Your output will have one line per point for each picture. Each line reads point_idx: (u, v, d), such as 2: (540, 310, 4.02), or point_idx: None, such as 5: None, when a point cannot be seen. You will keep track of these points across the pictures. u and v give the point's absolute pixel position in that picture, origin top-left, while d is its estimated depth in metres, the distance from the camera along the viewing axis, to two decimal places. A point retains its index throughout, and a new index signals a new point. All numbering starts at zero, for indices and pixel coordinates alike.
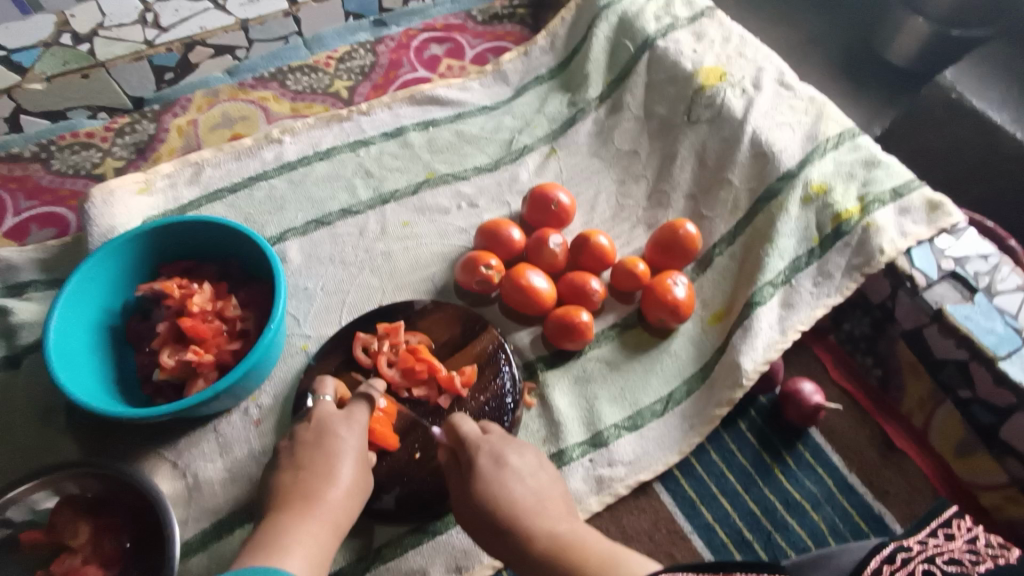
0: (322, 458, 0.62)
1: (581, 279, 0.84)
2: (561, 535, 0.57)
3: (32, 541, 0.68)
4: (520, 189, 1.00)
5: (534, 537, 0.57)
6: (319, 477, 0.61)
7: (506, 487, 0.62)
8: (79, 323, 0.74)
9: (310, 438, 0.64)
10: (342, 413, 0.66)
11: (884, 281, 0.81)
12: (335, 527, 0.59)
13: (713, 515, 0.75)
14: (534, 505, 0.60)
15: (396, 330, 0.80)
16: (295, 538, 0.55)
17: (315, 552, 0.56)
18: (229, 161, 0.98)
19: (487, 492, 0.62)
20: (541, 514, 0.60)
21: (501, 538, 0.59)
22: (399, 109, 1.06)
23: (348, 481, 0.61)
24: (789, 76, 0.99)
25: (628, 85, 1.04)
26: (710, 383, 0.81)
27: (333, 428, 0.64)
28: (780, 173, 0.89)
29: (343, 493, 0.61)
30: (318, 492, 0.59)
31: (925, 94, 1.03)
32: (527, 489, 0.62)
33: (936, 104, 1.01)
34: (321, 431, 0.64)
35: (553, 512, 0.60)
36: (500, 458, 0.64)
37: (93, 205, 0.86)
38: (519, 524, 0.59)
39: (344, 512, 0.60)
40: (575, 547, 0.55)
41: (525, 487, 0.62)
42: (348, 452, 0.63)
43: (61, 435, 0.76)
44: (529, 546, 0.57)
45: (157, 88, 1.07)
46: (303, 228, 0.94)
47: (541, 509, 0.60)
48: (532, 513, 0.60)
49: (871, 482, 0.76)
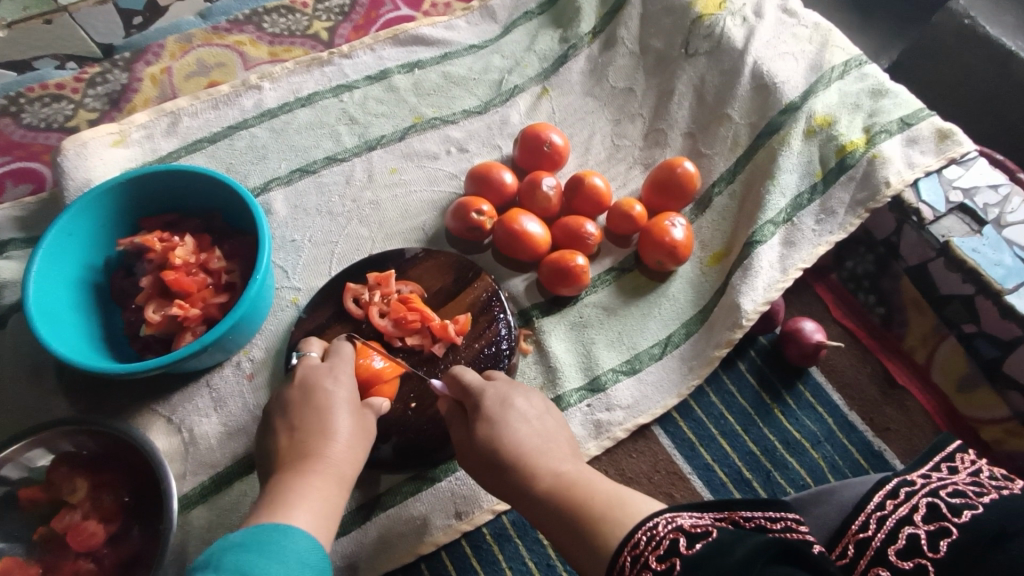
0: (318, 413, 0.61)
1: (576, 222, 0.81)
2: (567, 476, 0.55)
3: (31, 499, 0.68)
4: (511, 132, 0.96)
5: (538, 479, 0.56)
6: (316, 435, 0.59)
7: (510, 430, 0.60)
8: (59, 280, 0.72)
9: (305, 395, 0.62)
10: (333, 373, 0.65)
11: (889, 216, 0.78)
12: (341, 479, 0.58)
13: (712, 455, 0.74)
14: (537, 447, 0.59)
15: (387, 279, 0.78)
16: (300, 493, 0.54)
17: (324, 505, 0.54)
18: (206, 110, 0.94)
19: (490, 436, 0.60)
20: (546, 455, 0.58)
21: (504, 478, 0.58)
22: (382, 51, 1.01)
23: (346, 433, 0.60)
24: (792, 3, 0.93)
25: (622, 18, 0.99)
26: (709, 325, 0.79)
27: (326, 388, 0.63)
28: (783, 105, 0.85)
29: (344, 446, 0.59)
30: (316, 450, 0.58)
31: (936, 20, 0.97)
32: (531, 431, 0.60)
33: (946, 31, 0.96)
34: (315, 389, 0.63)
35: (559, 452, 0.58)
36: (505, 401, 0.62)
37: (66, 158, 0.83)
38: (523, 466, 0.57)
39: (348, 463, 0.59)
40: (581, 487, 0.54)
41: (529, 429, 0.60)
42: (341, 411, 0.62)
43: (52, 394, 0.75)
44: (533, 487, 0.56)
45: (126, 34, 1.00)
46: (287, 177, 0.91)
47: (546, 448, 0.59)
48: (538, 454, 0.58)
49: (871, 420, 0.76)
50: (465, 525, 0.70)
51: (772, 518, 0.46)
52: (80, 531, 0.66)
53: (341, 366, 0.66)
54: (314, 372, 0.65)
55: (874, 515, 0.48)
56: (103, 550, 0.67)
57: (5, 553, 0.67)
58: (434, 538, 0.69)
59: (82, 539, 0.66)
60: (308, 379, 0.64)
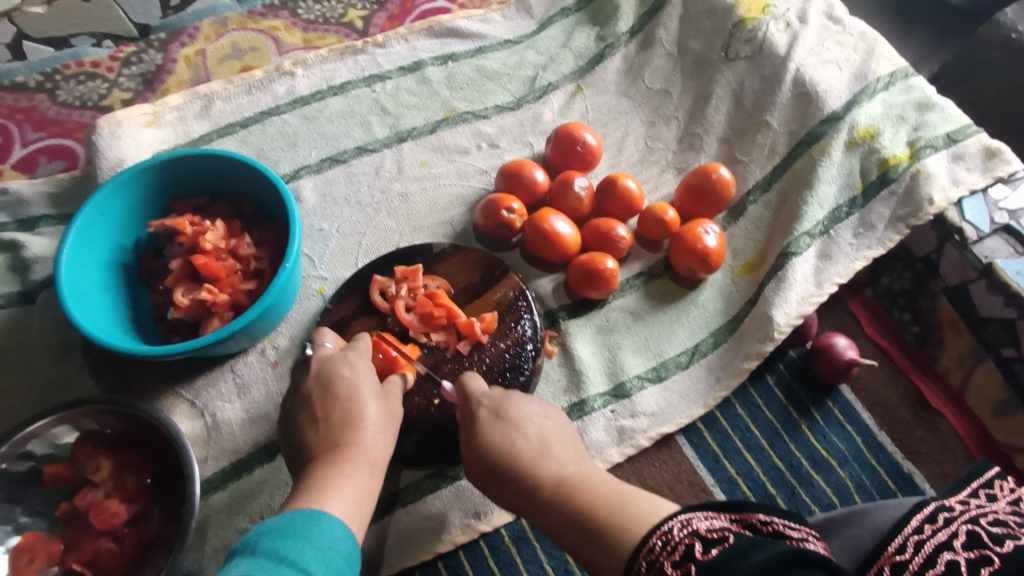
0: (338, 403, 0.61)
1: (607, 225, 0.80)
2: (566, 479, 0.55)
3: (55, 475, 0.69)
4: (544, 130, 0.94)
5: (540, 483, 0.56)
6: (344, 425, 0.60)
7: (510, 437, 0.59)
8: (90, 259, 0.72)
9: (321, 388, 0.63)
10: (349, 361, 0.65)
11: (931, 234, 0.77)
12: (372, 466, 0.59)
13: (736, 469, 0.73)
14: (536, 451, 0.58)
15: (414, 273, 0.78)
16: (335, 484, 0.56)
17: (357, 494, 0.56)
18: (239, 95, 0.93)
19: (492, 444, 0.60)
20: (546, 459, 0.57)
21: (510, 488, 0.57)
22: (416, 42, 1.00)
23: (375, 420, 0.61)
24: (838, 9, 0.91)
25: (661, 17, 0.97)
26: (738, 335, 0.78)
27: (346, 375, 0.63)
28: (825, 115, 0.83)
29: (374, 433, 0.60)
30: (347, 439, 0.59)
31: (982, 32, 0.95)
32: (530, 435, 0.60)
33: (993, 44, 0.94)
34: (332, 378, 0.63)
35: (559, 454, 0.58)
36: (499, 411, 0.62)
37: (101, 137, 0.83)
38: (525, 472, 0.57)
39: (379, 448, 0.60)
40: (583, 488, 0.53)
41: (528, 435, 0.60)
42: (368, 397, 0.62)
43: (78, 372, 0.76)
44: (537, 491, 0.55)
45: (162, 15, 1.02)
46: (317, 165, 0.90)
47: (546, 450, 0.58)
48: (537, 459, 0.57)
49: (901, 441, 0.74)
50: (484, 525, 0.70)
51: (790, 527, 0.45)
52: (103, 510, 0.66)
53: (356, 354, 0.66)
54: (330, 360, 0.65)
55: (911, 538, 0.46)
56: (124, 531, 0.67)
57: (27, 528, 0.68)
58: (452, 537, 0.69)
59: (104, 518, 0.66)
60: (322, 370, 0.64)
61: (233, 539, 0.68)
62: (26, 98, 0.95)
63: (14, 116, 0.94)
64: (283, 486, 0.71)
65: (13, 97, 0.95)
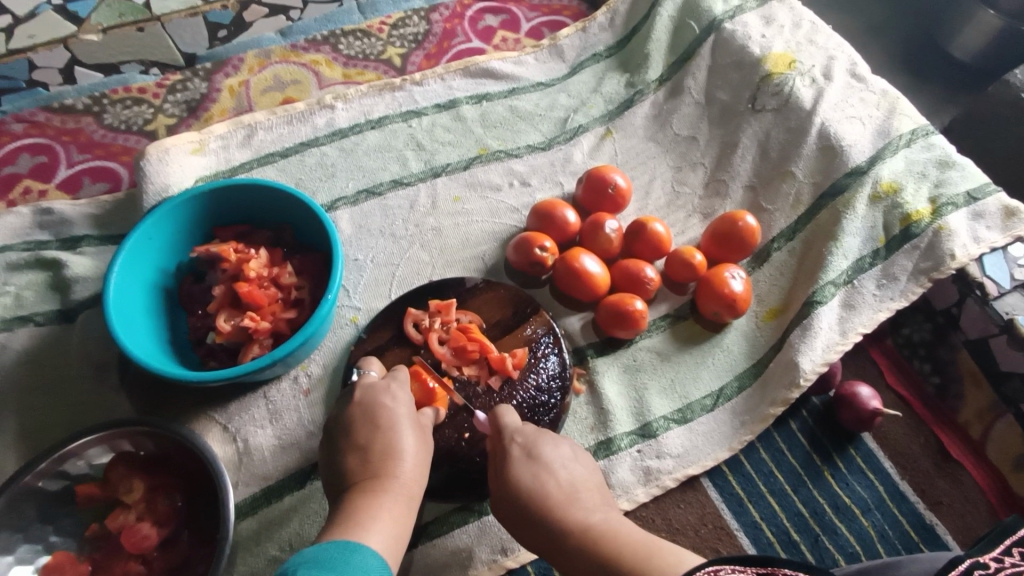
0: (379, 434, 0.64)
1: (636, 267, 0.82)
2: (591, 527, 0.57)
3: (88, 496, 0.69)
4: (574, 170, 0.97)
5: (566, 528, 0.58)
6: (384, 457, 0.62)
7: (540, 480, 0.61)
8: (135, 284, 0.75)
9: (362, 417, 0.65)
10: (390, 391, 0.67)
11: (952, 288, 0.79)
12: (409, 499, 0.61)
13: (760, 513, 0.74)
14: (564, 496, 0.60)
15: (448, 307, 0.80)
16: (375, 517, 0.57)
17: (395, 527, 0.58)
18: (281, 125, 0.96)
19: (521, 485, 0.61)
20: (574, 505, 0.60)
21: (535, 530, 0.60)
22: (451, 81, 1.04)
23: (413, 452, 0.63)
24: (861, 67, 0.95)
25: (690, 68, 1.01)
26: (763, 380, 0.80)
27: (387, 406, 0.66)
28: (849, 168, 0.86)
29: (412, 466, 0.63)
30: (387, 471, 0.61)
31: (992, 92, 0.99)
32: (559, 479, 0.62)
33: (1002, 103, 0.97)
34: (374, 408, 0.66)
35: (586, 501, 0.60)
36: (532, 450, 0.64)
37: (150, 162, 0.86)
38: (553, 517, 0.59)
39: (416, 481, 0.62)
40: (609, 538, 0.55)
41: (558, 479, 0.62)
42: (406, 430, 0.64)
43: (114, 392, 0.77)
44: (563, 536, 0.58)
45: (209, 45, 1.07)
46: (354, 197, 0.93)
47: (574, 496, 0.60)
48: (565, 504, 0.60)
49: (923, 491, 0.75)
50: (510, 562, 0.70)
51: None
52: (134, 533, 0.67)
53: (397, 384, 0.69)
54: (373, 389, 0.68)
55: None
56: (153, 554, 0.67)
57: (57, 547, 0.68)
58: (478, 573, 0.70)
59: (135, 541, 0.66)
60: (366, 398, 0.67)
61: (261, 566, 0.69)
62: (73, 120, 0.98)
63: (61, 137, 0.96)
64: (313, 514, 0.71)
65: (61, 119, 0.98)
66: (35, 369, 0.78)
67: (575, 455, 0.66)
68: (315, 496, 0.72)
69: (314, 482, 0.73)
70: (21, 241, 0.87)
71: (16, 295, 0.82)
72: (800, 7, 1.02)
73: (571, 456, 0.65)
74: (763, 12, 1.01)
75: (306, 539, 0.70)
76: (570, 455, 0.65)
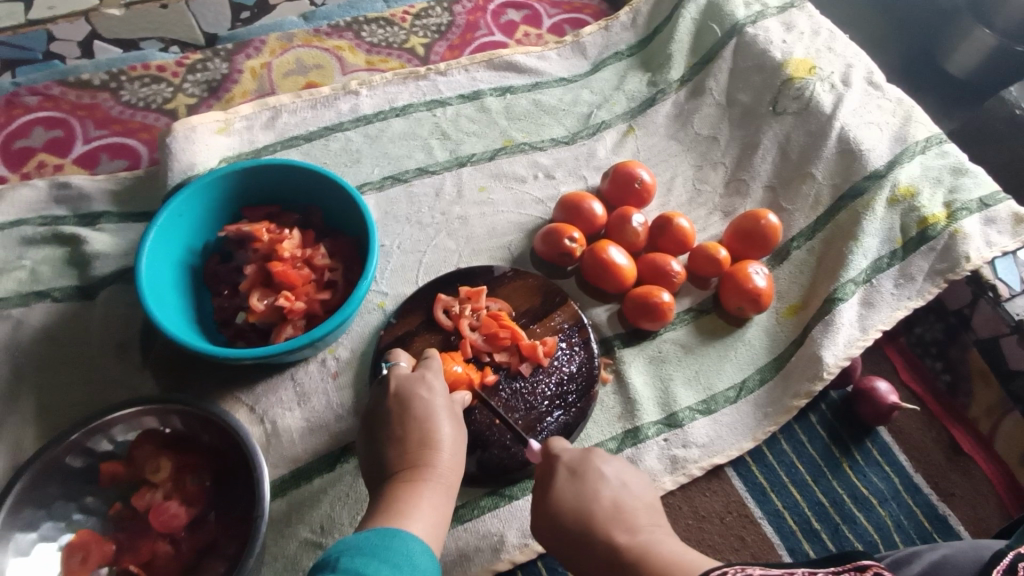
0: (416, 422, 0.64)
1: (663, 260, 0.83)
2: (636, 549, 0.52)
3: (111, 474, 0.68)
4: (597, 165, 0.98)
5: (611, 551, 0.53)
6: (422, 446, 0.62)
7: (584, 499, 0.57)
8: (164, 260, 0.73)
9: (398, 406, 0.65)
10: (426, 380, 0.67)
11: (965, 289, 0.83)
12: (447, 488, 0.62)
13: (783, 503, 0.76)
14: (609, 518, 0.55)
15: (478, 294, 0.80)
16: (415, 506, 0.58)
17: (434, 516, 0.58)
18: (305, 109, 0.96)
19: (567, 505, 0.57)
20: (619, 525, 0.55)
21: (578, 555, 0.55)
22: (475, 73, 1.04)
23: (450, 441, 0.63)
24: (877, 76, 0.98)
25: (712, 69, 1.03)
26: (785, 374, 0.81)
27: (423, 396, 0.66)
28: (867, 172, 0.89)
29: (450, 456, 0.63)
30: (426, 460, 0.61)
31: (988, 107, 1.03)
32: (604, 496, 0.57)
33: (997, 118, 1.01)
34: (409, 398, 0.65)
35: (633, 520, 0.55)
36: (577, 469, 0.60)
37: (175, 140, 0.85)
38: (598, 539, 0.54)
39: (454, 469, 0.63)
40: (652, 557, 0.51)
41: (602, 498, 0.57)
42: (443, 418, 0.64)
43: (137, 369, 0.75)
44: (607, 559, 0.53)
45: (231, 26, 1.07)
46: (379, 183, 0.93)
47: (617, 515, 0.55)
48: (611, 526, 0.55)
49: (936, 484, 0.77)
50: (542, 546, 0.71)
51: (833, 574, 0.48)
52: (162, 511, 0.65)
53: (431, 373, 0.69)
54: (407, 380, 0.68)
55: None
56: (181, 534, 0.66)
57: (79, 526, 0.66)
58: (511, 557, 0.70)
59: (164, 520, 0.65)
60: (401, 389, 0.67)
61: (292, 548, 0.68)
62: (89, 95, 0.96)
63: (77, 112, 0.94)
64: (343, 496, 0.70)
65: (77, 94, 0.96)
66: (53, 346, 0.76)
67: (623, 469, 0.60)
68: (345, 479, 0.72)
69: (344, 465, 0.72)
70: (37, 215, 0.84)
71: (31, 271, 0.80)
72: (818, 15, 1.05)
73: (622, 476, 0.59)
74: (783, 19, 1.04)
75: (336, 520, 0.69)
76: (621, 473, 0.60)
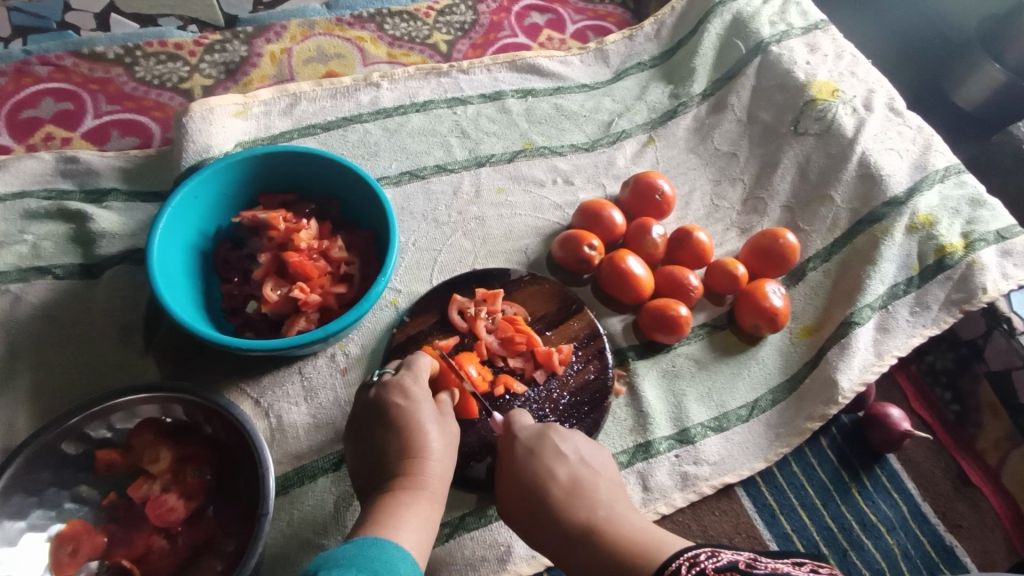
0: (394, 429, 0.62)
1: (680, 274, 0.82)
2: (595, 524, 0.57)
3: (108, 462, 0.65)
4: (616, 174, 0.97)
5: (571, 525, 0.58)
6: (404, 455, 0.60)
7: (543, 477, 0.61)
8: (176, 242, 0.71)
9: (372, 416, 0.63)
10: (404, 387, 0.64)
11: (980, 320, 0.83)
12: (434, 495, 0.60)
13: (792, 525, 0.75)
14: (567, 493, 0.60)
15: (494, 297, 0.78)
16: (398, 515, 0.56)
17: (421, 523, 0.57)
18: (325, 98, 0.94)
19: (526, 482, 0.62)
20: (577, 501, 0.59)
21: (540, 528, 0.60)
22: (498, 74, 1.03)
23: (437, 447, 0.61)
24: (899, 103, 0.99)
25: (734, 86, 1.03)
26: (798, 395, 0.81)
27: (399, 403, 0.63)
28: (887, 198, 0.89)
29: (436, 462, 0.61)
30: (411, 469, 0.60)
31: (995, 140, 1.03)
32: (562, 475, 0.61)
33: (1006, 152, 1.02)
34: (385, 406, 0.63)
35: (592, 495, 0.60)
36: (535, 448, 0.63)
37: (192, 120, 0.83)
38: (558, 513, 0.59)
39: (439, 477, 0.61)
40: (608, 533, 0.56)
41: (561, 477, 0.61)
42: (430, 425, 0.62)
43: (139, 355, 0.73)
44: (569, 533, 0.58)
45: (252, 10, 1.05)
46: (396, 178, 0.91)
47: (577, 490, 0.60)
48: (569, 499, 0.59)
49: (943, 514, 0.77)
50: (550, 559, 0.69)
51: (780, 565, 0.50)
52: (160, 504, 0.62)
53: (411, 376, 0.65)
54: (385, 388, 0.64)
55: None
56: (178, 528, 0.63)
57: (71, 515, 0.64)
58: (517, 568, 0.68)
59: (161, 513, 0.62)
60: (376, 396, 0.64)
61: (294, 549, 0.66)
62: (102, 69, 0.93)
63: (90, 86, 0.92)
64: (348, 497, 0.68)
65: (89, 67, 0.93)
66: (54, 325, 0.73)
67: (580, 447, 0.65)
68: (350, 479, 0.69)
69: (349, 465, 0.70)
70: (43, 189, 0.82)
71: (33, 246, 0.77)
72: (842, 38, 1.05)
73: (580, 454, 0.64)
74: (808, 40, 1.04)
75: (342, 521, 0.67)
76: (579, 450, 0.64)
